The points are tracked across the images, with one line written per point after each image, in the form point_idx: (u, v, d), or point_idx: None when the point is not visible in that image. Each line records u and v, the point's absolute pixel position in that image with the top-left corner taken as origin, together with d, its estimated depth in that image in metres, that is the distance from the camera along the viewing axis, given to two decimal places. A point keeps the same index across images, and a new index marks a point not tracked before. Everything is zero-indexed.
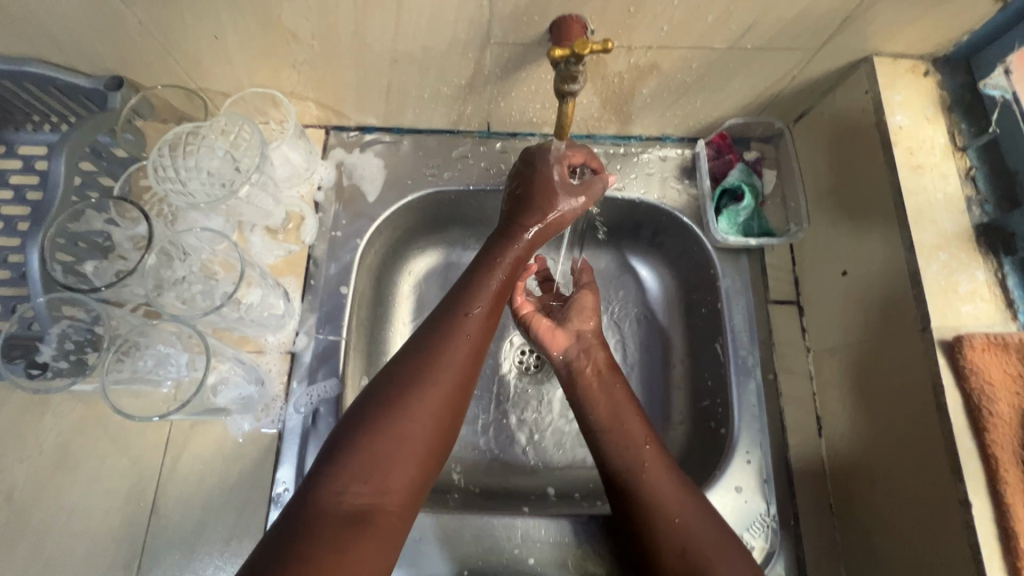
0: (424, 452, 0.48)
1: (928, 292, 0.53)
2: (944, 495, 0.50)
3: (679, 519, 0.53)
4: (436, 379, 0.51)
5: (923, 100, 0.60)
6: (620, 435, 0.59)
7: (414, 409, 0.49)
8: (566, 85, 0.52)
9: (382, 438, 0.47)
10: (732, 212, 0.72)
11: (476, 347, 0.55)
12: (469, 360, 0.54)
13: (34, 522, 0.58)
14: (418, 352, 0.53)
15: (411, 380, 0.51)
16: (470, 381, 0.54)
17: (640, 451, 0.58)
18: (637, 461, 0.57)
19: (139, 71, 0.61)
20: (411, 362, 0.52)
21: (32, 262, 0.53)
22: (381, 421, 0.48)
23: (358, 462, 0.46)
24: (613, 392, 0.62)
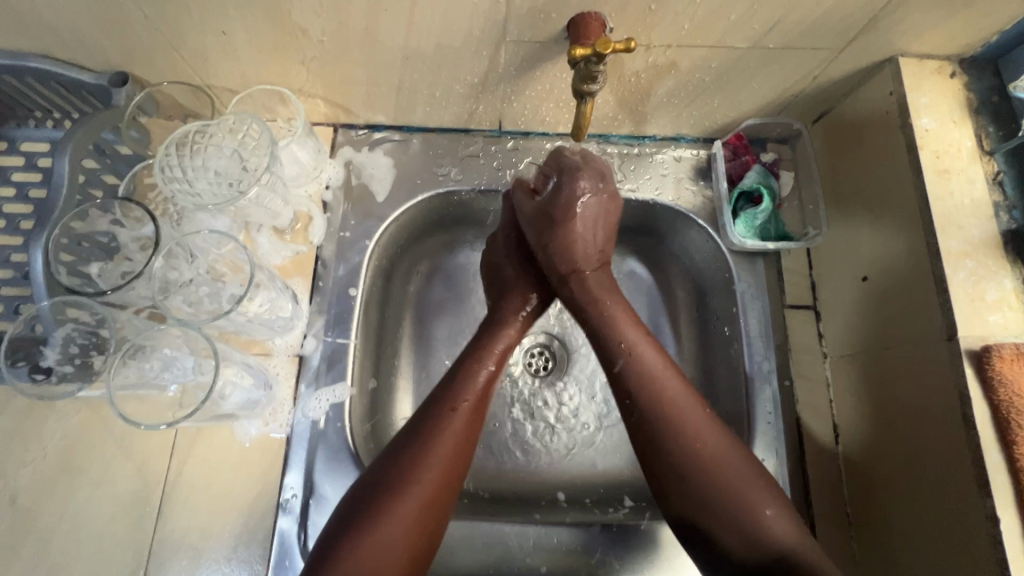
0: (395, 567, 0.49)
1: (955, 301, 0.52)
2: (970, 510, 0.49)
3: (702, 451, 0.53)
4: (416, 488, 0.51)
5: (949, 102, 0.59)
6: (645, 386, 0.57)
7: (393, 516, 0.50)
8: (585, 85, 0.51)
9: (361, 549, 0.48)
10: (749, 215, 0.70)
11: (461, 449, 0.55)
12: (451, 465, 0.54)
13: (39, 527, 0.57)
14: (408, 450, 0.53)
15: (392, 487, 0.51)
16: (452, 480, 0.54)
17: (660, 395, 0.56)
18: (660, 399, 0.55)
19: (145, 67, 0.60)
20: (398, 463, 0.53)
21: (35, 262, 0.53)
22: (363, 531, 0.48)
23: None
24: (608, 305, 0.62)
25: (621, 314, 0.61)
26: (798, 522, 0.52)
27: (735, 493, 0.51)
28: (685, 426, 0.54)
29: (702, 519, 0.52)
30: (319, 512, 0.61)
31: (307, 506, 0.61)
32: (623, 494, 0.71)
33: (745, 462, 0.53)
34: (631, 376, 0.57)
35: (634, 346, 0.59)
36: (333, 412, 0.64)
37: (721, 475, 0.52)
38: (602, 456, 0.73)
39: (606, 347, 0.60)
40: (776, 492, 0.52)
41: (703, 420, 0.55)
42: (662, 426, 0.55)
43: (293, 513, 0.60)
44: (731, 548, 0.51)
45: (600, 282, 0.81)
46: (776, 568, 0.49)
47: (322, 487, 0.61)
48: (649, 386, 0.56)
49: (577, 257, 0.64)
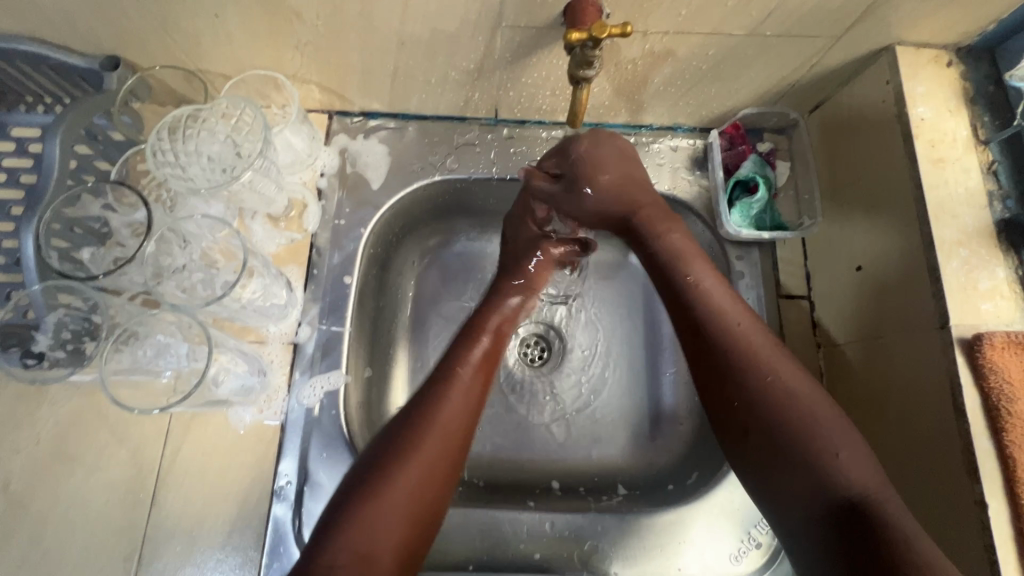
0: (416, 504, 0.49)
1: (947, 289, 0.52)
2: (959, 495, 0.49)
3: (767, 387, 0.50)
4: (430, 441, 0.51)
5: (945, 91, 0.59)
6: (727, 325, 0.53)
7: (409, 466, 0.49)
8: (580, 70, 0.50)
9: (377, 502, 0.47)
10: (745, 205, 0.70)
11: (470, 406, 0.56)
12: (462, 422, 0.54)
13: (32, 513, 0.57)
14: (420, 407, 0.54)
15: (405, 442, 0.51)
16: (464, 436, 0.54)
17: (730, 326, 0.53)
18: (727, 331, 0.53)
19: (137, 50, 0.59)
20: (411, 419, 0.53)
21: (27, 248, 0.52)
22: (377, 483, 0.48)
23: (352, 525, 0.46)
24: (670, 236, 0.60)
25: (686, 248, 0.59)
26: (877, 470, 0.46)
27: (825, 442, 0.47)
28: (754, 358, 0.51)
29: (775, 457, 0.48)
30: (314, 499, 0.61)
31: (302, 493, 0.61)
32: (617, 482, 0.71)
33: (820, 402, 0.49)
34: (697, 310, 0.55)
35: (700, 283, 0.56)
36: (328, 399, 0.64)
37: (802, 410, 0.48)
38: (597, 445, 0.73)
39: (674, 285, 0.57)
40: (857, 438, 0.47)
41: (775, 356, 0.52)
42: (755, 364, 0.51)
43: (287, 500, 0.60)
44: (795, 493, 0.47)
45: (591, 271, 0.81)
46: (852, 516, 0.43)
47: (316, 474, 0.61)
48: (718, 319, 0.54)
49: (633, 199, 0.61)
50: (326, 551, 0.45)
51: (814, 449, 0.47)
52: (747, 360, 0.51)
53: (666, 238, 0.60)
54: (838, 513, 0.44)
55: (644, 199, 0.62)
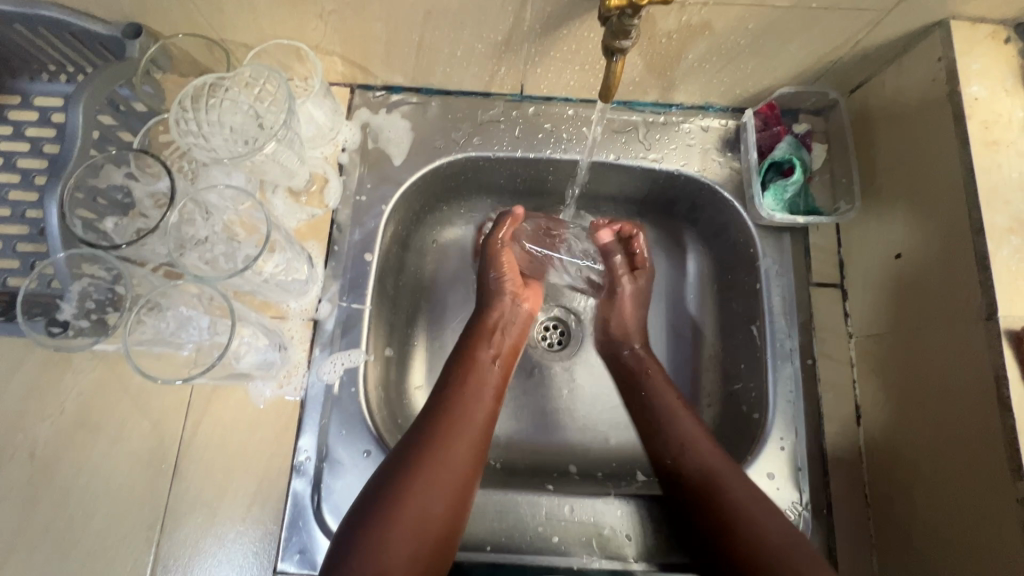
0: (424, 537, 0.49)
1: (996, 279, 0.50)
2: (998, 494, 0.48)
3: (736, 493, 0.53)
4: (447, 457, 0.54)
5: (1002, 69, 0.55)
6: (681, 442, 0.59)
7: (431, 481, 0.52)
8: (616, 41, 0.48)
9: (394, 521, 0.49)
10: (779, 186, 0.67)
11: (479, 428, 0.58)
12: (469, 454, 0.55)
13: (57, 480, 0.58)
14: (441, 420, 0.56)
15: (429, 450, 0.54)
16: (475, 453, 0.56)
17: (695, 446, 0.58)
18: (689, 449, 0.58)
19: (159, 19, 0.58)
20: (436, 430, 0.55)
21: (50, 217, 0.51)
22: (392, 504, 0.50)
23: (369, 549, 0.47)
24: (653, 378, 0.65)
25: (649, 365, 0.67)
26: None
27: (779, 556, 0.48)
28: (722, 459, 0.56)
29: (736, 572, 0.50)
30: (333, 476, 0.60)
31: (321, 470, 0.61)
32: (636, 469, 0.70)
33: (776, 523, 0.51)
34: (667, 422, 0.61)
35: (675, 410, 0.61)
36: (348, 376, 0.63)
37: (755, 529, 0.50)
38: (616, 430, 0.73)
39: (647, 411, 0.63)
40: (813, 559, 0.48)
41: (732, 475, 0.55)
42: (709, 479, 0.55)
43: (307, 475, 0.61)
44: None
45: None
46: None
47: (336, 451, 0.61)
48: (682, 441, 0.59)
49: (628, 334, 0.71)
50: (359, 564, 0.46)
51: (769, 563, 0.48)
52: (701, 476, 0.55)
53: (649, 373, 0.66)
54: None
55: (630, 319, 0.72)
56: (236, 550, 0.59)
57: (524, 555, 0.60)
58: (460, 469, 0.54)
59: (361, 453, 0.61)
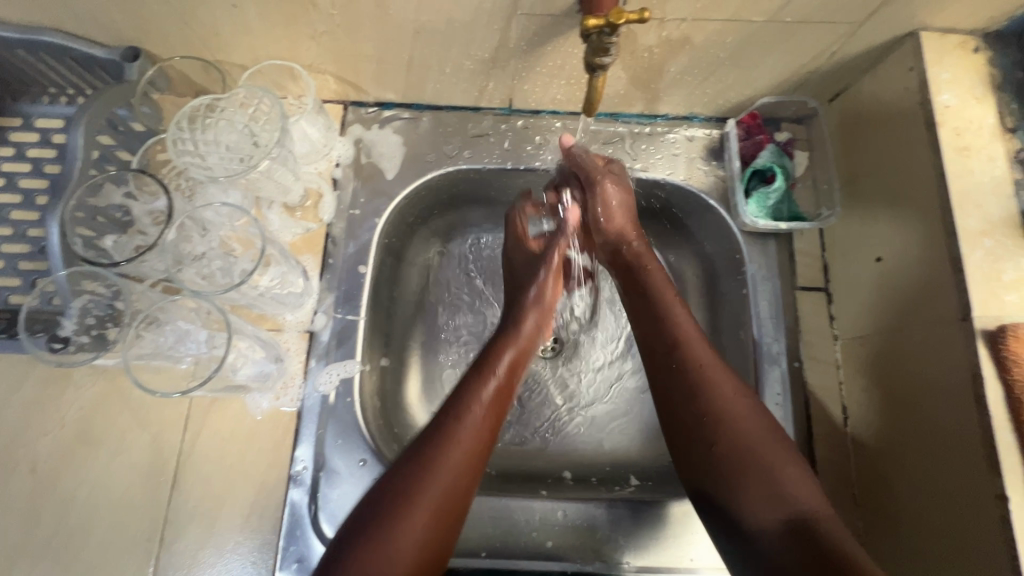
0: (434, 518, 0.48)
1: (970, 280, 0.51)
2: (978, 489, 0.49)
3: (751, 441, 0.51)
4: (449, 458, 0.51)
5: (971, 78, 0.57)
6: (694, 365, 0.56)
7: (422, 493, 0.48)
8: (597, 58, 0.50)
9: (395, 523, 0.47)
10: (762, 194, 0.69)
11: (473, 463, 0.52)
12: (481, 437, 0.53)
13: (57, 494, 0.59)
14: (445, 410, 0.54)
15: (407, 494, 0.48)
16: (466, 485, 0.51)
17: (699, 356, 0.56)
18: (695, 363, 0.56)
19: (157, 42, 0.60)
20: (423, 457, 0.50)
21: (51, 235, 0.53)
22: (394, 509, 0.47)
23: (367, 551, 0.45)
24: (651, 282, 0.63)
25: (692, 336, 0.58)
26: (818, 493, 0.49)
27: (769, 465, 0.50)
28: (770, 462, 0.50)
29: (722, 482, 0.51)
30: (329, 485, 0.62)
31: (317, 479, 0.62)
32: (630, 474, 0.71)
33: (762, 444, 0.51)
34: (693, 410, 0.54)
35: (681, 322, 0.59)
36: (343, 387, 0.65)
37: (745, 450, 0.51)
38: (609, 435, 0.74)
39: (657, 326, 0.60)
40: (803, 470, 0.50)
41: (743, 404, 0.54)
42: (717, 407, 0.53)
43: (304, 485, 0.62)
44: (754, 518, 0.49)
45: None
46: (792, 542, 0.46)
47: (332, 460, 0.62)
48: (689, 352, 0.57)
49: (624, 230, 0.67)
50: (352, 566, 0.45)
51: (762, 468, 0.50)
52: (715, 398, 0.54)
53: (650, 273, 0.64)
54: (787, 544, 0.46)
55: (660, 285, 0.63)
56: (234, 560, 0.60)
57: (519, 560, 0.61)
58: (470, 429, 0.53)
59: (357, 462, 0.62)
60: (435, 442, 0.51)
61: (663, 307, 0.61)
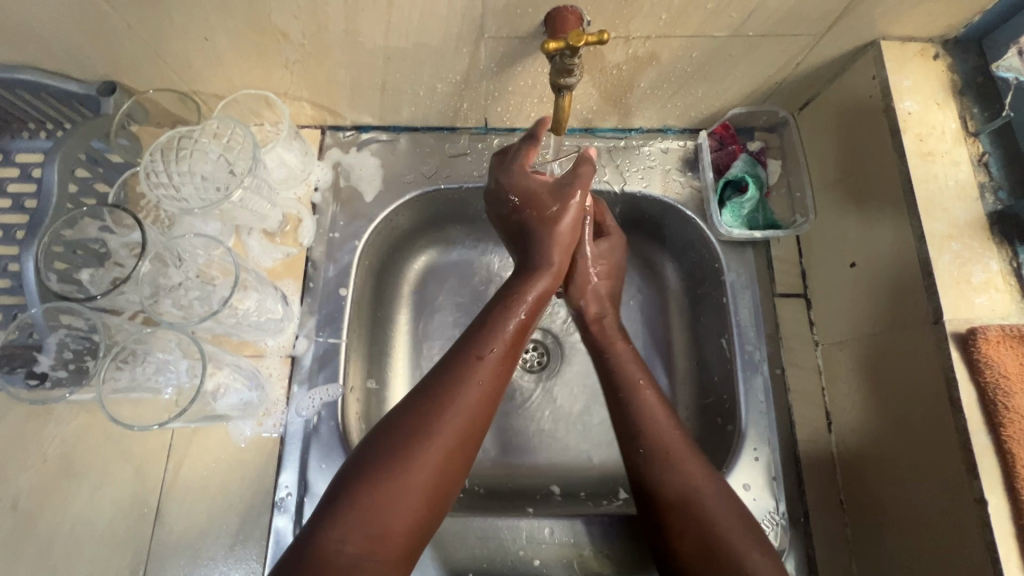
0: (427, 493, 0.48)
1: (940, 284, 0.52)
2: (958, 493, 0.49)
3: (715, 516, 0.52)
4: (448, 425, 0.50)
5: (932, 85, 0.59)
6: (654, 435, 0.57)
7: (421, 463, 0.48)
8: (561, 79, 0.51)
9: (391, 486, 0.47)
10: (736, 204, 0.70)
11: (487, 403, 0.53)
12: (484, 407, 0.53)
13: (40, 531, 0.58)
14: (448, 377, 0.53)
15: (422, 427, 0.49)
16: (476, 428, 0.52)
17: (658, 429, 0.58)
18: (658, 437, 0.57)
19: (132, 76, 0.61)
20: (421, 422, 0.50)
21: (27, 271, 0.52)
22: (391, 475, 0.47)
23: (357, 512, 0.46)
24: (617, 349, 0.65)
25: (659, 415, 0.59)
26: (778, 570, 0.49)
27: (737, 551, 0.50)
28: (736, 548, 0.50)
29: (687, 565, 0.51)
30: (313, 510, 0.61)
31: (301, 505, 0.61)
32: (618, 486, 0.71)
33: (726, 517, 0.52)
34: (666, 488, 0.54)
35: (642, 390, 0.61)
36: (326, 411, 0.64)
37: (714, 534, 0.51)
38: (597, 449, 0.73)
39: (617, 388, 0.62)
40: (765, 544, 0.51)
41: (709, 479, 0.54)
42: (671, 468, 0.55)
43: (289, 512, 0.61)
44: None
45: None
46: None
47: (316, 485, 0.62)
48: (655, 430, 0.58)
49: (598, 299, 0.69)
50: (339, 529, 0.45)
51: (723, 543, 0.50)
52: (665, 461, 0.55)
53: (617, 347, 0.65)
54: None
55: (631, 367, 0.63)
56: None
57: None
58: (477, 403, 0.52)
59: None
60: (432, 409, 0.50)
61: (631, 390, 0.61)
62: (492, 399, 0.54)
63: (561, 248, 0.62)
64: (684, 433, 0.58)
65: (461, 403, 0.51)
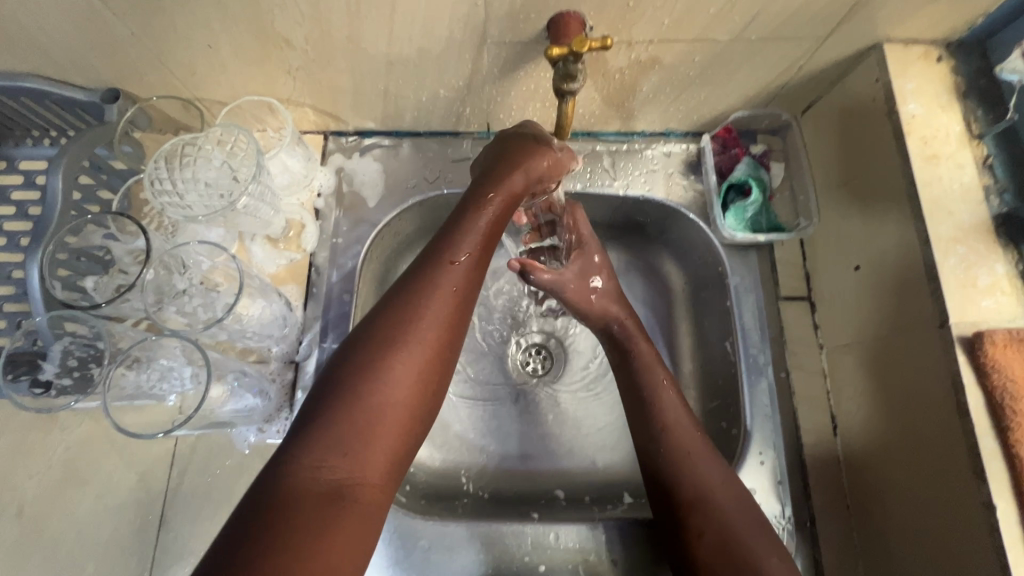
0: (402, 412, 0.45)
1: (946, 287, 0.52)
2: (966, 497, 0.49)
3: (732, 522, 0.52)
4: (415, 339, 0.48)
5: (936, 88, 0.58)
6: (677, 438, 0.57)
7: (392, 380, 0.45)
8: (565, 84, 0.51)
9: (362, 405, 0.44)
10: (739, 208, 0.70)
11: (454, 310, 0.50)
12: (449, 316, 0.50)
13: (46, 538, 0.58)
14: (408, 294, 0.50)
15: (388, 345, 0.47)
16: (446, 347, 0.49)
17: (678, 433, 0.57)
18: (677, 441, 0.57)
19: (136, 83, 0.61)
20: (388, 343, 0.47)
21: (32, 278, 0.53)
22: (359, 395, 0.44)
23: (327, 435, 0.42)
24: (638, 352, 0.64)
25: (681, 420, 0.58)
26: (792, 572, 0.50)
27: (754, 554, 0.50)
28: (756, 556, 0.50)
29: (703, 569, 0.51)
30: None
31: None
32: (623, 491, 0.71)
33: (745, 521, 0.52)
34: (681, 493, 0.54)
35: (661, 390, 0.60)
36: None
37: (731, 539, 0.51)
38: (602, 453, 0.73)
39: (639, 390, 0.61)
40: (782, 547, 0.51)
41: (730, 484, 0.54)
42: (691, 472, 0.55)
43: None
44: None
45: None
46: None
47: None
48: (676, 434, 0.57)
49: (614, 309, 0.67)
50: (311, 457, 0.41)
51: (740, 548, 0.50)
52: (684, 465, 0.55)
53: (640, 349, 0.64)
54: None
55: (657, 377, 0.61)
56: None
57: None
58: (442, 314, 0.50)
59: None
60: (395, 328, 0.48)
61: (652, 397, 0.60)
62: (456, 309, 0.51)
63: (505, 200, 0.55)
64: (703, 436, 0.58)
65: (425, 319, 0.49)
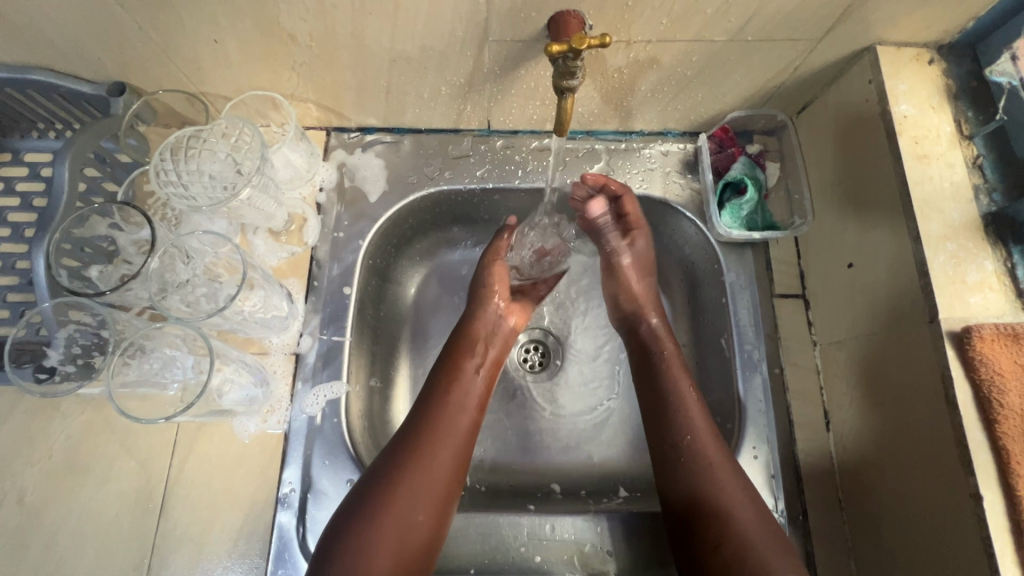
0: (403, 552, 0.53)
1: (935, 283, 0.53)
2: (954, 488, 0.50)
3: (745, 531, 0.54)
4: (422, 483, 0.56)
5: (927, 89, 0.60)
6: (695, 449, 0.58)
7: (396, 512, 0.54)
8: (564, 80, 0.52)
9: (367, 539, 0.52)
10: (735, 206, 0.71)
11: (458, 457, 0.59)
12: (452, 471, 0.58)
13: (46, 525, 0.59)
14: (421, 435, 0.58)
15: (397, 481, 0.55)
16: (452, 483, 0.57)
17: (694, 443, 0.59)
18: (695, 450, 0.58)
19: (141, 76, 0.62)
20: (396, 479, 0.55)
21: (38, 267, 0.54)
22: (367, 524, 0.53)
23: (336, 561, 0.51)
24: (666, 352, 0.67)
25: (702, 429, 0.60)
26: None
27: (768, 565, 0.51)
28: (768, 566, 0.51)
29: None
30: (317, 506, 0.62)
31: (305, 501, 0.62)
32: (618, 485, 0.72)
33: (760, 530, 0.54)
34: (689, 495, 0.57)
35: (683, 397, 0.62)
36: (330, 408, 0.65)
37: (744, 549, 0.53)
38: (598, 448, 0.74)
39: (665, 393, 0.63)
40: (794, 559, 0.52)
41: (744, 492, 0.56)
42: (708, 482, 0.56)
43: (292, 507, 0.62)
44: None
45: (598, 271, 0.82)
46: None
47: (319, 481, 0.63)
48: (695, 445, 0.59)
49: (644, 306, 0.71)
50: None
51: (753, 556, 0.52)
52: (700, 473, 0.57)
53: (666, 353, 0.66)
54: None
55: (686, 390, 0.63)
56: None
57: None
58: (448, 459, 0.58)
59: (344, 482, 0.63)
60: (403, 468, 0.56)
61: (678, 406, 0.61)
62: (461, 452, 0.59)
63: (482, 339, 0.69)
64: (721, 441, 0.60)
65: (433, 461, 0.57)
